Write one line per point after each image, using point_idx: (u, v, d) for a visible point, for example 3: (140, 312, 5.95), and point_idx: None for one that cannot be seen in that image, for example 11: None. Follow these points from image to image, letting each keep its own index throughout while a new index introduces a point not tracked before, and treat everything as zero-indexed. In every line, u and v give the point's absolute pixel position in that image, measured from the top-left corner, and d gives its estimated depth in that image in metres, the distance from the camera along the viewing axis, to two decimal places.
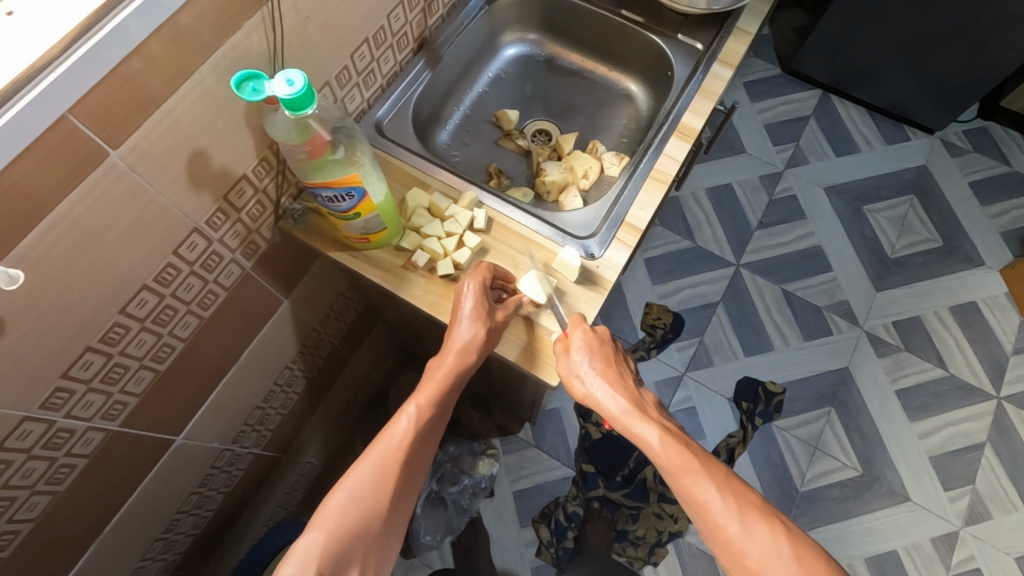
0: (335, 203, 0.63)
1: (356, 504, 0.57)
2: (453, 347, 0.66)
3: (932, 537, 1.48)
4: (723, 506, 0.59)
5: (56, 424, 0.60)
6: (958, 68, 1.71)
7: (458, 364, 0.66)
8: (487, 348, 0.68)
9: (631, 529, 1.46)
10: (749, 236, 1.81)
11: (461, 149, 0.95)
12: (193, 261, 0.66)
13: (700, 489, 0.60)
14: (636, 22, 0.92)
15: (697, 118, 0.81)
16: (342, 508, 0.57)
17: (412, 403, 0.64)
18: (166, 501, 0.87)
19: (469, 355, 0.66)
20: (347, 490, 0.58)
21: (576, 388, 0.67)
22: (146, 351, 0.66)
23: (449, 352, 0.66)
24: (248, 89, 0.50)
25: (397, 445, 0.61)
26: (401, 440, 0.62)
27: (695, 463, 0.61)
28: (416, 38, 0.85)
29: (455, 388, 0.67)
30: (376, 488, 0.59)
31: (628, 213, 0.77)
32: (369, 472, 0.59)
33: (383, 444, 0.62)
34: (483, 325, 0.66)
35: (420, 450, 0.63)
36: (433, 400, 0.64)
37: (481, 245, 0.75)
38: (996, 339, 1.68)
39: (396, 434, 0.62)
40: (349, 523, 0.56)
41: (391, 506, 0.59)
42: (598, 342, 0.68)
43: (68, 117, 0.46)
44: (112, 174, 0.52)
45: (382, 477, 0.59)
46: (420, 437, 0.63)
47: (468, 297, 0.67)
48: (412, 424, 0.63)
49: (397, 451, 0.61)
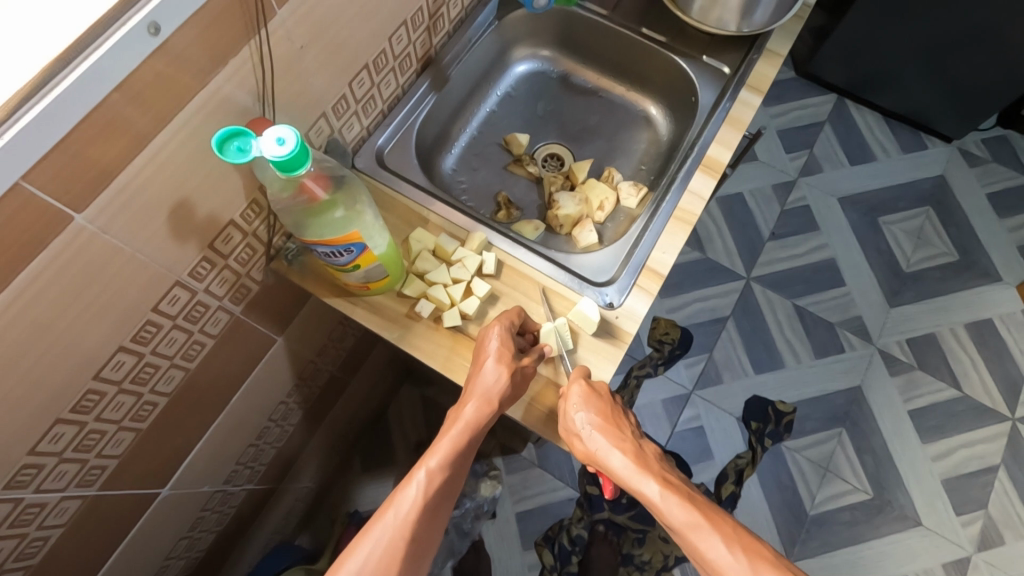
0: (333, 257, 0.57)
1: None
2: (473, 394, 0.61)
3: (943, 562, 1.45)
4: (731, 561, 0.55)
5: (25, 500, 0.55)
6: (982, 76, 1.64)
7: (476, 416, 0.61)
8: (510, 398, 0.63)
9: (637, 553, 1.38)
10: (760, 248, 1.75)
11: (468, 175, 0.88)
12: (176, 315, 0.60)
13: (713, 552, 0.55)
14: (658, 41, 0.85)
15: (725, 150, 0.75)
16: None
17: (423, 466, 0.58)
18: (151, 551, 0.82)
19: (490, 405, 0.61)
20: (349, 575, 0.52)
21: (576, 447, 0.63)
22: (125, 412, 0.61)
23: (467, 404, 0.61)
24: (232, 149, 0.42)
25: (408, 518, 0.55)
26: (411, 510, 0.56)
27: (700, 518, 0.57)
28: (420, 57, 0.78)
29: (470, 447, 0.61)
30: (381, 570, 0.52)
31: (650, 257, 0.71)
32: (373, 554, 0.53)
33: (388, 517, 0.55)
34: (509, 368, 0.62)
35: (432, 520, 0.57)
36: (445, 463, 0.59)
37: (491, 292, 0.69)
38: (1012, 358, 1.64)
39: (406, 502, 0.56)
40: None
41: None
42: (596, 395, 0.63)
43: (23, 184, 0.40)
44: (80, 238, 0.46)
45: (390, 556, 0.53)
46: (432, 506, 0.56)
47: (492, 341, 0.63)
48: (421, 491, 0.57)
49: (404, 525, 0.55)
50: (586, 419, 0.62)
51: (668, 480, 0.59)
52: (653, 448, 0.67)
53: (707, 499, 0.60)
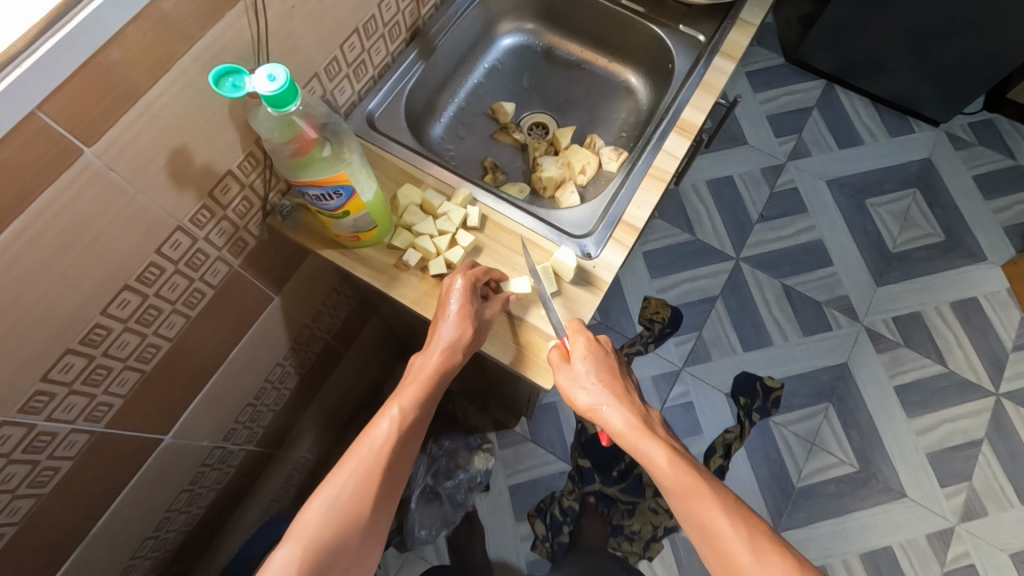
0: (323, 201, 0.61)
1: (335, 514, 0.56)
2: (438, 346, 0.65)
3: (927, 533, 1.48)
4: (730, 531, 0.58)
5: (37, 427, 0.59)
6: (966, 60, 1.67)
7: (440, 365, 0.64)
8: (472, 347, 0.67)
9: (627, 524, 1.45)
10: (749, 230, 1.79)
11: (455, 143, 0.92)
12: (177, 260, 0.64)
13: (706, 512, 0.59)
14: (637, 12, 0.89)
15: (698, 113, 0.79)
16: (320, 519, 0.55)
17: (395, 406, 0.62)
18: (154, 500, 0.86)
19: (454, 355, 0.65)
20: (325, 500, 0.56)
21: (579, 400, 0.65)
22: (130, 351, 0.65)
23: (432, 353, 0.65)
24: (228, 85, 0.47)
25: (380, 452, 0.59)
26: (382, 447, 0.60)
27: (704, 486, 0.60)
28: (409, 27, 0.82)
29: (437, 391, 0.65)
30: (354, 497, 0.57)
31: (626, 211, 0.75)
32: (349, 483, 0.57)
33: (363, 451, 0.59)
34: (471, 324, 0.65)
35: (402, 456, 0.61)
36: (415, 403, 0.63)
37: (475, 244, 0.73)
38: (996, 335, 1.67)
39: (377, 439, 0.60)
40: (326, 534, 0.55)
41: (373, 515, 0.57)
42: (598, 354, 0.66)
43: (38, 113, 0.44)
44: (89, 171, 0.50)
45: (363, 484, 0.57)
46: (401, 443, 0.61)
47: (453, 295, 0.66)
48: (393, 427, 0.61)
49: (378, 457, 0.59)
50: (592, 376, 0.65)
51: (667, 442, 0.62)
52: (657, 417, 0.70)
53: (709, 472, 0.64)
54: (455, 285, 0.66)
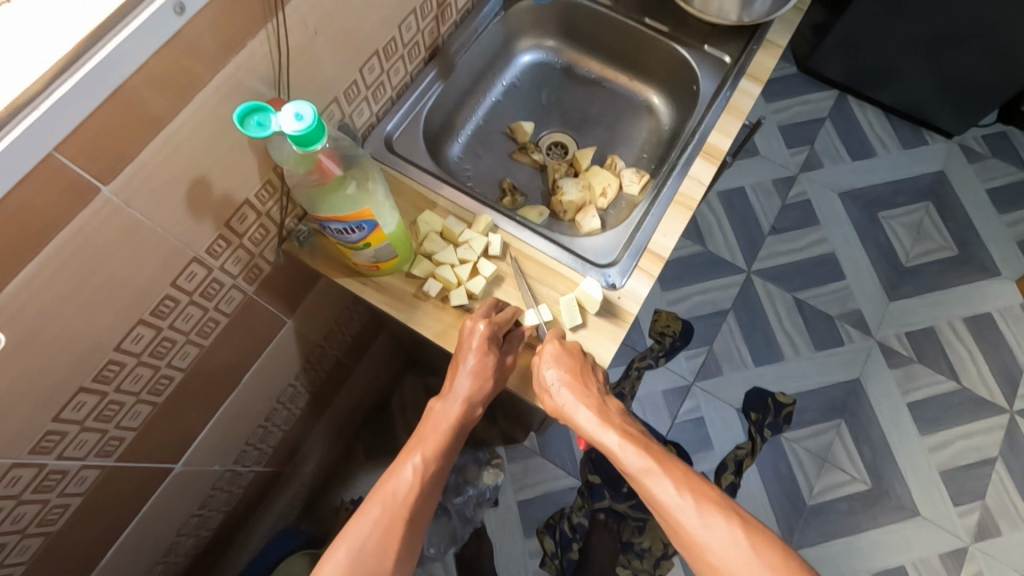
0: (344, 234, 0.59)
1: (358, 566, 0.53)
2: (457, 397, 0.63)
3: (940, 552, 1.46)
4: (683, 505, 0.58)
5: (48, 467, 0.57)
6: (983, 73, 1.65)
7: (462, 415, 0.63)
8: (490, 397, 0.65)
9: (637, 541, 1.42)
10: (760, 242, 1.77)
11: (473, 162, 0.90)
12: (192, 291, 0.62)
13: (665, 492, 0.59)
14: (660, 32, 0.87)
15: (724, 138, 0.77)
16: (341, 572, 0.53)
17: (415, 456, 0.60)
18: (164, 527, 0.84)
19: (472, 407, 0.64)
20: (348, 551, 0.54)
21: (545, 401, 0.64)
22: (143, 385, 0.63)
23: (453, 403, 0.63)
24: (252, 123, 0.45)
25: (403, 501, 0.58)
26: (405, 495, 0.58)
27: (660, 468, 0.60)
28: (428, 46, 0.80)
29: (456, 441, 0.64)
30: (377, 548, 0.55)
31: (651, 240, 0.73)
32: (370, 535, 0.55)
33: (384, 500, 0.58)
34: (487, 377, 0.64)
35: (423, 505, 0.60)
36: (436, 454, 0.61)
37: (497, 273, 0.71)
38: (1010, 351, 1.65)
39: (399, 487, 0.58)
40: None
41: (397, 568, 0.55)
42: (567, 354, 0.65)
43: (56, 155, 0.42)
44: (106, 209, 0.48)
45: (386, 534, 0.56)
46: (423, 493, 0.59)
47: (473, 340, 0.64)
48: (416, 478, 0.59)
49: (400, 508, 0.57)
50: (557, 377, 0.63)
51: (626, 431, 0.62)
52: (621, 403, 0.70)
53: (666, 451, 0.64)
54: (476, 330, 0.64)
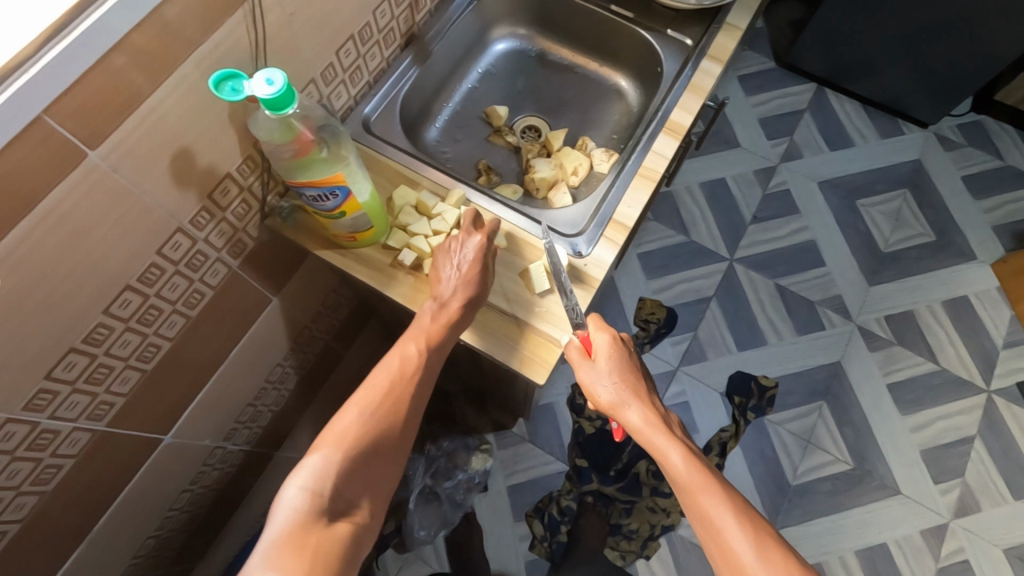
0: (320, 202, 0.63)
1: (367, 423, 0.61)
2: (455, 284, 0.68)
3: (922, 529, 1.49)
4: (734, 526, 0.60)
5: (41, 425, 0.60)
6: (954, 62, 1.70)
7: (461, 308, 0.68)
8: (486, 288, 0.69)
9: (624, 523, 1.46)
10: (742, 231, 1.81)
11: (451, 146, 0.94)
12: (177, 261, 0.66)
13: (716, 510, 0.61)
14: (626, 17, 0.91)
15: (686, 115, 0.81)
16: (353, 428, 0.60)
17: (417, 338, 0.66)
18: (156, 499, 0.87)
19: (472, 296, 0.68)
20: (357, 411, 0.62)
21: (600, 396, 0.68)
22: (132, 350, 0.66)
23: (450, 292, 0.68)
24: (227, 89, 0.49)
25: (407, 376, 0.65)
26: (408, 370, 0.65)
27: (713, 484, 0.62)
28: (403, 33, 0.84)
29: (459, 325, 0.68)
30: (383, 411, 0.62)
31: (616, 210, 0.77)
32: (377, 401, 0.63)
33: (390, 369, 0.65)
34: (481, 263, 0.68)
35: (424, 380, 0.67)
36: (437, 336, 0.67)
37: None
38: (987, 333, 1.69)
39: (405, 363, 0.65)
40: (359, 440, 0.60)
41: (400, 430, 0.63)
42: (624, 358, 0.70)
43: (44, 118, 0.45)
44: (94, 174, 0.51)
45: (391, 400, 0.63)
46: (424, 370, 0.66)
47: (469, 246, 0.69)
48: (418, 354, 0.66)
49: (404, 378, 0.65)
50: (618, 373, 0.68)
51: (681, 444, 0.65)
52: (673, 423, 0.73)
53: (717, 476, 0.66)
54: (471, 240, 0.69)
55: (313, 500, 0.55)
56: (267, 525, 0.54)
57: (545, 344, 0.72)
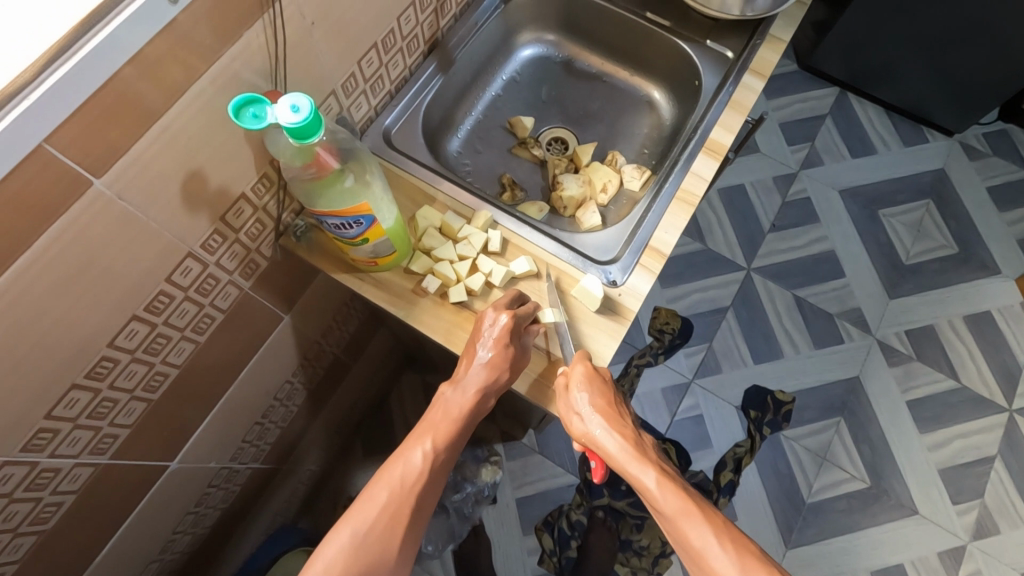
0: (342, 229, 0.58)
1: (360, 549, 0.54)
2: (472, 385, 0.62)
3: (939, 551, 1.46)
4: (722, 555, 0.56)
5: (40, 464, 0.56)
6: (984, 70, 1.64)
7: (476, 404, 0.63)
8: (503, 387, 0.64)
9: (635, 539, 1.38)
10: (760, 240, 1.76)
11: (473, 157, 0.90)
12: (187, 286, 0.61)
13: (697, 536, 0.57)
14: (662, 26, 0.86)
15: (727, 134, 0.76)
16: (345, 553, 0.54)
17: (427, 443, 0.60)
18: (160, 525, 0.83)
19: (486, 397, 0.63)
20: (354, 531, 0.55)
21: (573, 428, 0.64)
22: (137, 381, 0.62)
23: (468, 389, 0.62)
24: (248, 115, 0.44)
25: (410, 488, 0.58)
26: (412, 482, 0.58)
27: (696, 511, 0.58)
28: (427, 39, 0.79)
29: (466, 429, 0.63)
30: (382, 534, 0.55)
31: (652, 236, 0.72)
32: (376, 520, 0.56)
33: (392, 481, 0.58)
34: (505, 365, 0.63)
35: (431, 492, 0.60)
36: (446, 442, 0.61)
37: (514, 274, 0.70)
38: (1010, 350, 1.65)
39: (408, 474, 0.58)
40: (352, 571, 0.53)
41: (397, 559, 0.56)
42: (598, 379, 0.64)
43: (45, 146, 0.41)
44: (98, 202, 0.47)
45: (392, 518, 0.56)
46: (431, 480, 0.59)
47: (493, 332, 0.63)
48: (425, 464, 0.59)
49: (408, 493, 0.58)
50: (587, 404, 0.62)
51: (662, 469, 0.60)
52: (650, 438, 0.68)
53: (700, 494, 0.62)
54: (498, 321, 0.63)
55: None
56: None
57: None
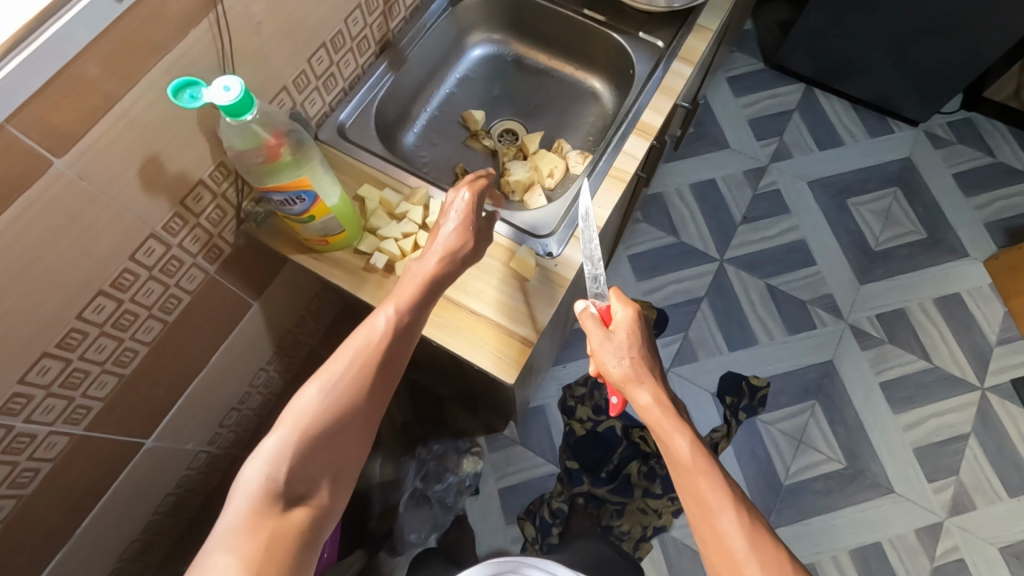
0: (289, 206, 0.65)
1: (332, 399, 0.56)
2: (435, 250, 0.66)
3: (916, 528, 1.48)
4: (732, 514, 0.60)
5: (16, 428, 0.62)
6: (940, 60, 1.70)
7: (440, 268, 0.66)
8: (468, 254, 0.69)
9: (616, 524, 1.43)
10: (733, 231, 1.81)
11: (428, 150, 0.96)
12: (152, 266, 0.67)
13: (715, 497, 0.61)
14: (599, 21, 0.93)
15: (657, 115, 0.82)
16: (313, 407, 0.56)
17: (390, 303, 0.62)
18: (139, 504, 0.88)
19: (450, 259, 0.67)
20: (322, 387, 0.57)
21: (611, 370, 0.68)
22: (108, 355, 0.67)
23: (431, 256, 0.66)
24: (186, 96, 0.51)
25: (378, 345, 0.60)
26: (381, 337, 0.61)
27: (717, 470, 0.63)
28: (378, 40, 0.86)
29: (432, 293, 0.66)
30: (351, 385, 0.58)
31: (586, 211, 0.78)
32: (345, 371, 0.58)
33: (359, 341, 0.60)
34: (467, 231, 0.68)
35: (398, 351, 0.62)
36: (412, 300, 0.63)
37: None
38: (980, 330, 1.68)
39: (374, 332, 0.61)
40: (325, 417, 0.55)
41: (367, 401, 0.58)
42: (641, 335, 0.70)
43: (7, 127, 0.47)
44: (60, 181, 0.53)
45: (361, 370, 0.58)
46: (397, 336, 0.62)
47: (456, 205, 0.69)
48: (390, 324, 0.61)
49: (375, 349, 0.60)
50: (627, 352, 0.69)
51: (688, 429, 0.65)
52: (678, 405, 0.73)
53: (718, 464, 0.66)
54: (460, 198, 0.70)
55: (267, 486, 0.51)
56: (225, 504, 0.50)
57: (509, 338, 0.72)
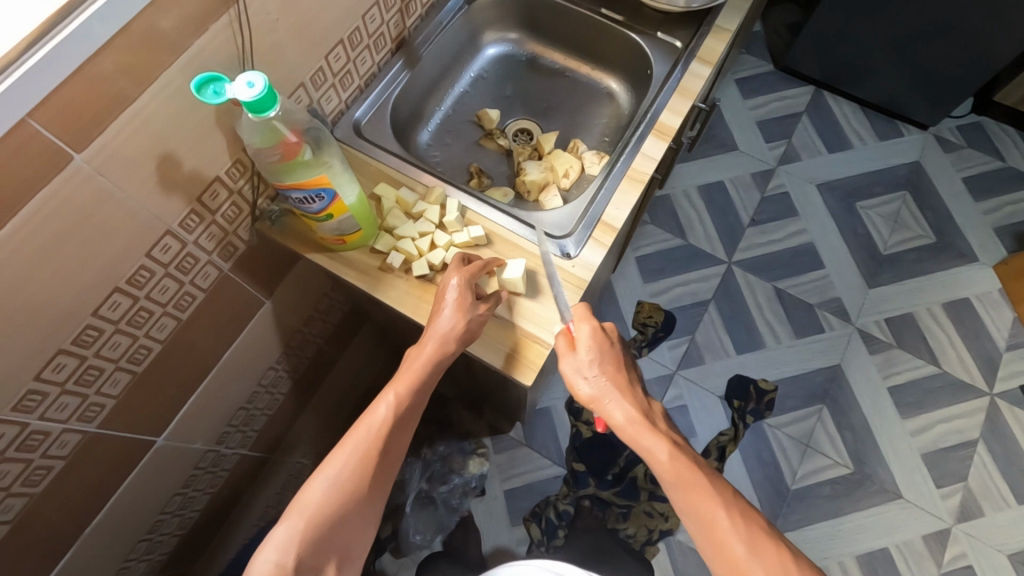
0: (306, 204, 0.64)
1: (335, 491, 0.61)
2: (432, 336, 0.66)
3: (924, 534, 1.48)
4: (727, 520, 0.60)
5: (30, 426, 0.61)
6: (951, 64, 1.69)
7: (437, 353, 0.66)
8: (464, 342, 0.67)
9: (622, 527, 1.41)
10: (740, 234, 1.80)
11: (441, 149, 0.95)
12: (167, 263, 0.66)
13: (706, 506, 0.61)
14: (616, 21, 0.92)
15: (675, 116, 0.81)
16: (319, 497, 0.61)
17: (391, 393, 0.65)
18: (148, 503, 0.88)
19: (448, 344, 0.66)
20: (326, 478, 0.61)
21: (581, 391, 0.67)
22: (122, 352, 0.67)
23: (426, 343, 0.66)
24: (209, 91, 0.51)
25: (378, 435, 0.64)
26: (381, 426, 0.64)
27: (703, 478, 0.62)
28: (394, 38, 0.85)
29: (433, 378, 0.67)
30: (353, 475, 0.62)
31: (604, 212, 0.77)
32: (349, 460, 0.62)
33: (363, 430, 0.64)
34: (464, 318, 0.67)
35: (401, 437, 0.65)
36: (410, 389, 0.65)
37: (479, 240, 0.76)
38: (989, 335, 1.67)
39: (375, 422, 0.64)
40: (328, 509, 0.60)
41: (369, 489, 0.62)
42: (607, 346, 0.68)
43: (28, 121, 0.46)
44: (78, 176, 0.52)
45: (362, 458, 0.62)
46: (397, 425, 0.64)
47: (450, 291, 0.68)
48: (390, 412, 0.64)
49: (375, 438, 0.63)
50: (596, 371, 0.66)
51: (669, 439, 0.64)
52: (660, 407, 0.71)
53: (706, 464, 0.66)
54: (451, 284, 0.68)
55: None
56: None
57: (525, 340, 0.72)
